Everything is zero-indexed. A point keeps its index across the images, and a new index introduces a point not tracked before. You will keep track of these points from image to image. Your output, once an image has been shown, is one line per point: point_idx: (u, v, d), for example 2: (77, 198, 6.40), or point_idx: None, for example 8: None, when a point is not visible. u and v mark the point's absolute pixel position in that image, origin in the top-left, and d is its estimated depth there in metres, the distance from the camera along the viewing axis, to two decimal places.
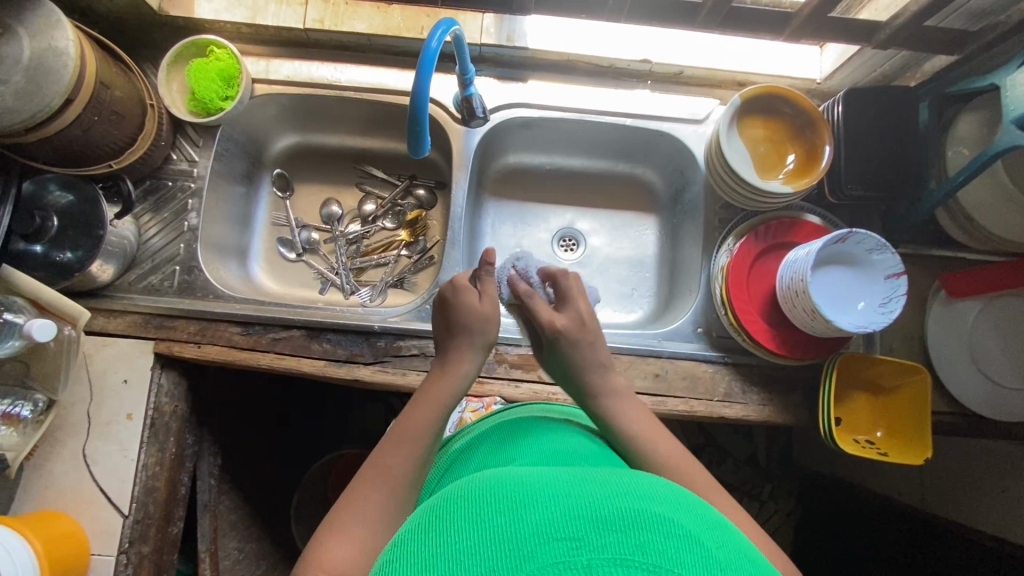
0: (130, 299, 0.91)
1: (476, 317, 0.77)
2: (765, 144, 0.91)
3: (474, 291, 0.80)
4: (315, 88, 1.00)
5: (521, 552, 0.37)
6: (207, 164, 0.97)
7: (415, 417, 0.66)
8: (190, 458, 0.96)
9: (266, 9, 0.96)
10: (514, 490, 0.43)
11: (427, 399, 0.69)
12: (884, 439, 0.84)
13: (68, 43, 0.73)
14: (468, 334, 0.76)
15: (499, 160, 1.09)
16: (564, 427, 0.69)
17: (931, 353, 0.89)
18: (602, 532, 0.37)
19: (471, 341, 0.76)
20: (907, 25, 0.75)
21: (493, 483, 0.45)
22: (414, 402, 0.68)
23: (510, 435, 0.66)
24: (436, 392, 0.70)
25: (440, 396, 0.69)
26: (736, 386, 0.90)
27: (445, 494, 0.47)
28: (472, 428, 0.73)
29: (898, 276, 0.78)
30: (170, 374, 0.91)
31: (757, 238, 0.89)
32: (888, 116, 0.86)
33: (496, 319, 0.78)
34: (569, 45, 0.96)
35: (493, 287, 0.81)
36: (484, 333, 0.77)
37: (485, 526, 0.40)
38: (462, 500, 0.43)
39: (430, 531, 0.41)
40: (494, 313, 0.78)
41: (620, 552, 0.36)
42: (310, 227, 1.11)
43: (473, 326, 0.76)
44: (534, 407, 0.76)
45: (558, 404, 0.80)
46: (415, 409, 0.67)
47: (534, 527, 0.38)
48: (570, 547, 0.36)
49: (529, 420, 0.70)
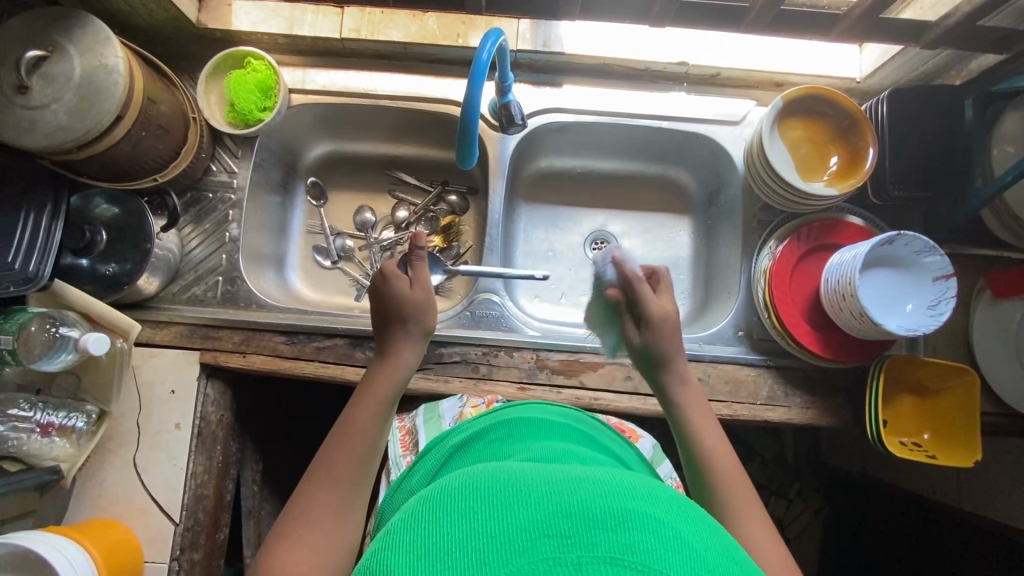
0: (176, 310, 0.93)
1: (410, 303, 0.73)
2: (806, 145, 0.90)
3: (403, 276, 0.76)
4: (352, 98, 1.00)
5: (513, 547, 0.37)
6: (247, 175, 0.98)
7: (361, 414, 0.64)
8: (234, 466, 0.97)
9: (303, 19, 0.97)
10: (505, 485, 0.42)
11: (369, 396, 0.66)
12: (931, 441, 0.84)
13: (118, 60, 0.74)
14: (401, 322, 0.73)
15: (532, 164, 1.09)
16: (567, 432, 0.68)
17: (977, 354, 0.88)
18: (592, 530, 0.37)
19: (406, 329, 0.72)
20: (959, 24, 0.74)
21: (485, 477, 0.44)
22: (357, 399, 0.66)
23: (511, 435, 0.65)
24: (377, 386, 0.67)
25: (382, 391, 0.67)
26: (779, 389, 0.90)
27: (438, 487, 0.47)
28: (472, 423, 0.71)
29: (948, 278, 0.77)
30: (215, 384, 0.92)
31: (799, 240, 0.89)
32: (933, 115, 0.85)
33: (432, 304, 0.75)
34: (604, 49, 0.96)
35: (426, 271, 0.77)
36: (422, 321, 0.74)
37: (476, 519, 0.40)
38: (452, 493, 0.43)
39: (421, 521, 0.41)
40: (426, 298, 0.75)
41: (610, 551, 0.36)
42: (345, 234, 1.11)
43: (406, 313, 0.73)
44: (547, 409, 0.75)
45: (565, 408, 0.78)
46: (360, 407, 0.65)
47: (527, 522, 0.38)
48: (561, 544, 0.36)
49: (567, 426, 0.70)
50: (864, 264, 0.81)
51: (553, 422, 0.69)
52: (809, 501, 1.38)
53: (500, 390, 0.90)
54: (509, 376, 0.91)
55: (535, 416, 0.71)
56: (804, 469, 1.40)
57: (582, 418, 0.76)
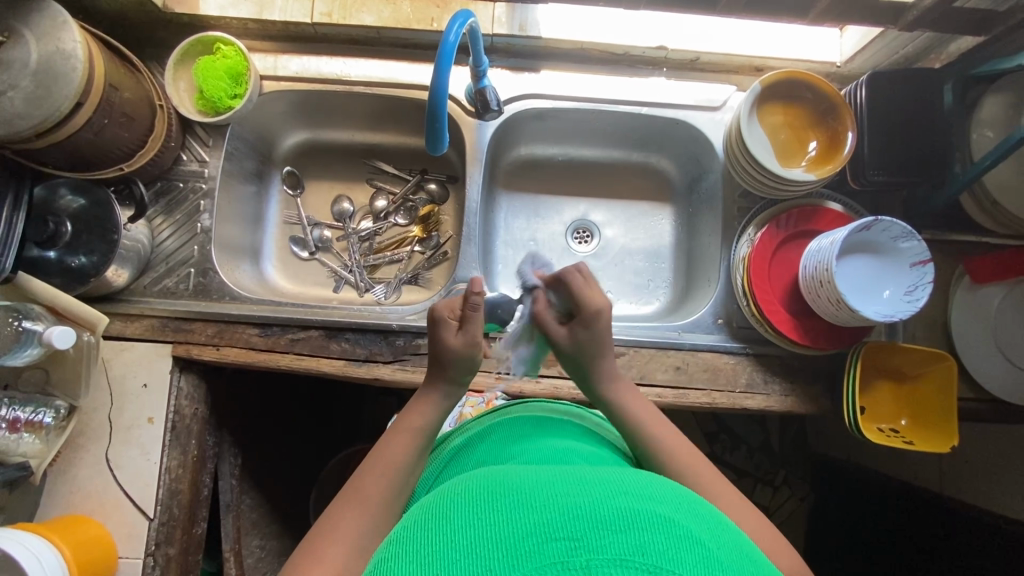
0: (147, 303, 0.91)
1: (448, 353, 0.69)
2: (785, 131, 0.90)
3: (452, 321, 0.70)
4: (325, 84, 0.98)
5: (519, 551, 0.36)
6: (218, 164, 0.96)
7: (391, 447, 0.63)
8: (211, 459, 0.96)
9: (273, 4, 0.94)
10: (509, 491, 0.42)
11: (399, 431, 0.65)
12: (909, 427, 0.84)
13: (76, 45, 0.71)
14: (439, 370, 0.70)
15: (511, 152, 1.07)
16: (565, 428, 0.68)
17: (955, 339, 0.88)
18: (601, 532, 0.36)
19: (443, 377, 0.70)
20: (935, 6, 0.73)
21: (488, 484, 0.43)
22: (388, 433, 0.66)
23: (511, 435, 0.64)
24: (407, 421, 0.67)
25: (412, 424, 0.66)
26: (759, 376, 0.89)
27: (442, 493, 0.46)
28: (473, 424, 0.71)
29: (924, 263, 0.76)
30: (189, 377, 0.90)
31: (778, 226, 0.88)
32: (914, 99, 0.84)
33: (473, 354, 0.69)
34: (582, 33, 0.94)
35: (480, 319, 0.70)
36: (455, 370, 0.69)
37: (481, 525, 0.39)
38: (457, 501, 0.42)
39: (426, 530, 0.40)
40: (471, 348, 0.69)
41: (619, 552, 0.35)
42: (322, 225, 1.10)
43: (448, 362, 0.69)
44: (540, 406, 0.74)
45: (559, 403, 0.78)
46: (391, 439, 0.64)
47: (533, 527, 0.37)
48: (568, 548, 0.35)
49: (566, 424, 0.69)
50: (841, 252, 0.81)
51: (552, 421, 0.69)
52: (794, 488, 1.38)
53: (479, 380, 0.89)
54: (487, 365, 0.90)
55: (532, 414, 0.70)
56: (789, 456, 1.41)
57: (579, 413, 0.75)
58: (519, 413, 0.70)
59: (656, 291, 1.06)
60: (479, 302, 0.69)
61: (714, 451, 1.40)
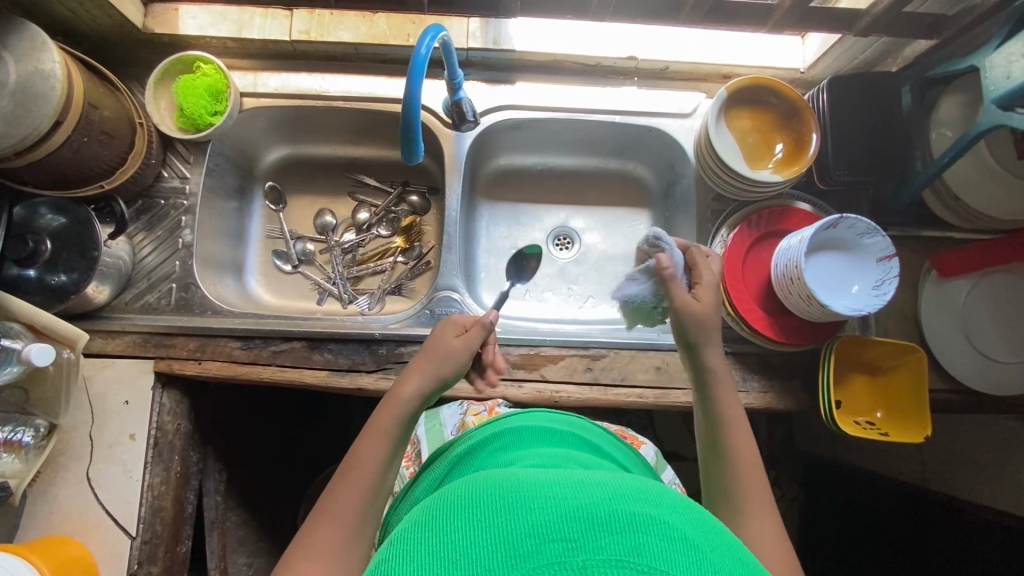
0: (128, 319, 0.91)
1: (443, 348, 0.70)
2: (753, 134, 0.92)
3: (454, 328, 0.73)
4: (304, 99, 0.99)
5: (518, 552, 0.37)
6: (199, 180, 0.97)
7: (365, 448, 0.63)
8: (195, 476, 0.96)
9: (251, 22, 0.95)
10: (511, 491, 0.42)
11: (374, 432, 0.64)
12: (884, 419, 0.86)
13: (54, 65, 0.73)
14: (428, 365, 0.69)
15: (491, 161, 1.10)
16: (567, 438, 0.68)
17: (925, 332, 0.91)
18: (598, 533, 0.37)
19: (429, 372, 0.69)
20: (888, 11, 0.75)
21: (490, 484, 0.44)
22: (361, 435, 0.65)
23: (511, 444, 0.65)
24: (381, 419, 0.65)
25: (384, 424, 0.65)
26: (737, 374, 0.91)
27: (443, 495, 0.46)
28: (475, 433, 0.72)
29: (890, 259, 0.79)
30: (171, 394, 0.90)
31: (750, 227, 0.91)
32: (875, 101, 0.88)
33: (461, 357, 0.70)
34: (554, 46, 0.96)
35: (478, 331, 0.73)
36: (442, 366, 0.69)
37: (482, 524, 0.40)
38: (459, 501, 0.43)
39: (429, 528, 0.41)
40: (469, 356, 0.72)
41: (616, 554, 0.36)
42: (305, 238, 1.11)
43: (438, 357, 0.70)
44: (548, 417, 0.74)
45: (567, 415, 0.78)
46: (365, 441, 0.63)
47: (533, 527, 0.38)
48: (566, 548, 0.36)
49: (569, 433, 0.69)
50: (814, 248, 0.82)
51: (555, 430, 0.68)
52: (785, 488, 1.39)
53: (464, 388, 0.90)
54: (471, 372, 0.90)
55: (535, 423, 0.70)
56: (779, 457, 1.42)
57: (584, 425, 0.76)
58: (524, 423, 0.70)
59: None
60: (490, 327, 0.74)
61: None
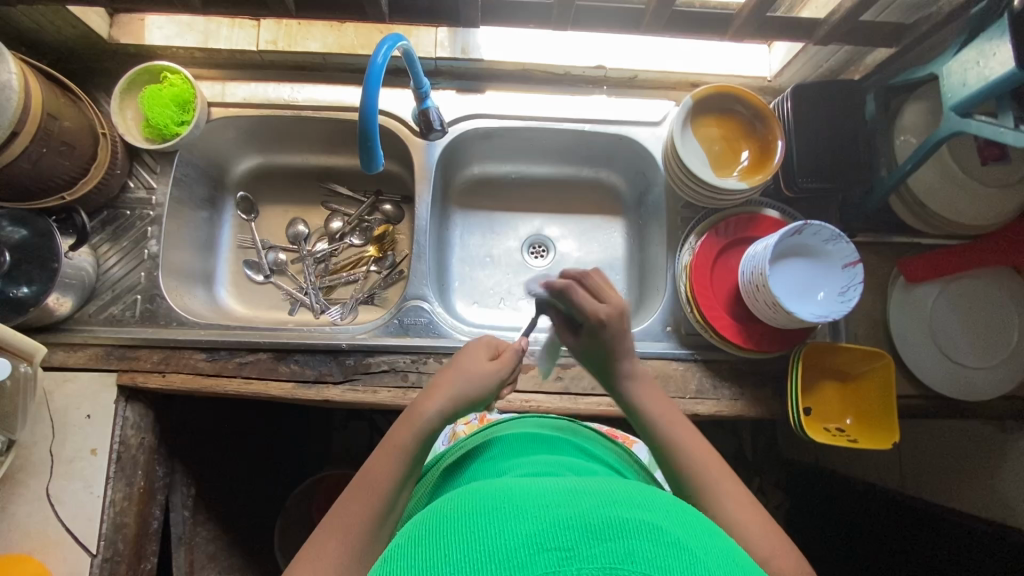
0: (91, 332, 0.90)
1: (475, 367, 0.71)
2: (719, 142, 0.92)
3: (486, 351, 0.75)
4: (272, 109, 0.99)
5: (511, 564, 0.36)
6: (166, 191, 0.96)
7: (379, 465, 0.62)
8: (161, 491, 0.94)
9: (218, 32, 0.95)
10: (502, 504, 0.41)
11: (392, 446, 0.63)
12: (854, 425, 0.85)
13: (11, 76, 0.72)
14: (456, 384, 0.69)
15: (465, 170, 1.09)
16: (558, 444, 0.67)
17: (895, 338, 0.91)
18: (591, 542, 0.37)
19: (457, 390, 0.69)
20: (844, 19, 0.75)
21: (479, 498, 0.43)
22: (376, 451, 0.64)
23: (501, 454, 0.64)
24: (403, 433, 0.64)
25: (402, 439, 0.64)
26: (707, 382, 0.90)
27: (431, 513, 0.45)
28: (464, 445, 0.72)
29: (853, 265, 0.79)
30: (136, 407, 0.89)
31: (717, 235, 0.90)
32: (840, 109, 0.88)
33: (490, 379, 0.71)
34: (523, 55, 0.97)
35: (509, 355, 0.74)
36: (472, 385, 0.69)
37: (473, 537, 0.38)
38: (449, 515, 0.42)
39: (418, 545, 0.39)
40: (498, 380, 0.72)
41: (610, 561, 0.35)
42: (277, 248, 1.10)
43: (470, 375, 0.70)
44: (538, 423, 0.74)
45: (550, 419, 0.77)
46: (379, 458, 0.62)
47: (524, 539, 0.37)
48: (560, 558, 0.36)
49: (560, 439, 0.68)
50: (789, 254, 0.82)
51: (546, 437, 0.68)
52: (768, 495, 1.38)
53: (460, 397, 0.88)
54: None
55: (525, 430, 0.70)
56: (761, 464, 1.41)
57: (574, 429, 0.75)
58: (513, 431, 0.70)
59: None
60: (518, 355, 0.76)
61: None
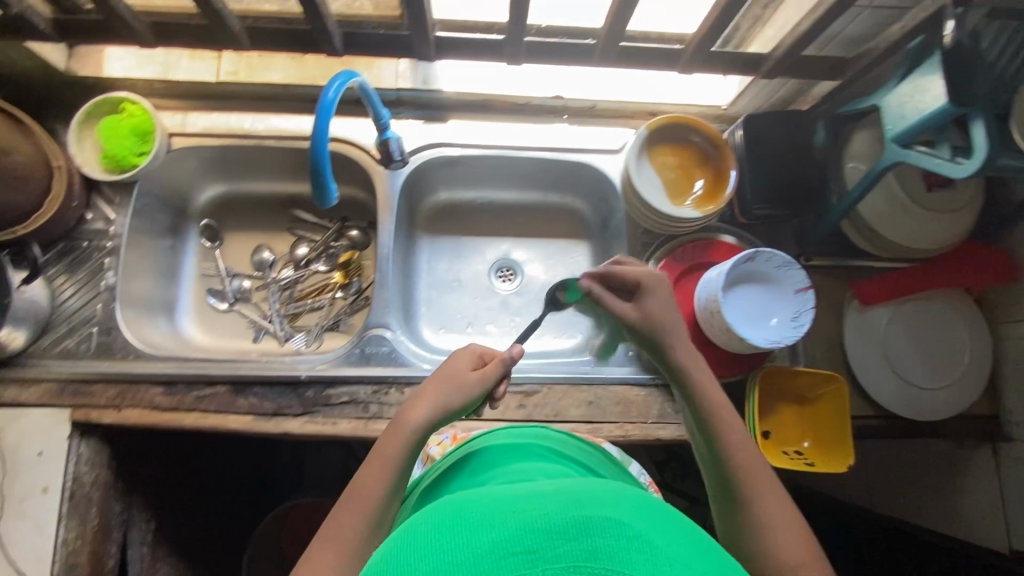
0: (45, 366, 0.88)
1: (458, 376, 0.68)
2: (675, 171, 0.94)
3: (473, 358, 0.72)
4: (234, 138, 0.99)
5: (480, 568, 0.36)
6: (124, 221, 0.95)
7: (369, 480, 0.61)
8: (117, 528, 0.92)
9: (177, 64, 0.99)
10: (471, 509, 0.42)
11: (378, 459, 0.63)
12: (811, 449, 0.86)
13: None
14: (442, 393, 0.67)
15: (430, 196, 1.10)
16: (535, 450, 0.67)
17: (851, 361, 0.93)
18: (558, 540, 0.37)
19: (440, 400, 0.66)
20: (787, 55, 0.78)
21: (450, 505, 0.43)
22: (365, 462, 0.63)
23: (477, 467, 0.64)
24: (387, 444, 0.63)
25: (391, 452, 0.63)
26: (669, 407, 0.91)
27: (403, 524, 0.45)
28: (444, 461, 0.72)
29: (805, 291, 0.81)
30: (90, 443, 0.87)
31: (674, 260, 0.93)
32: (790, 139, 0.90)
33: (472, 388, 0.68)
34: (482, 87, 1.01)
35: (496, 362, 0.71)
36: (454, 394, 0.67)
37: (442, 546, 0.38)
38: (420, 524, 0.42)
39: (388, 558, 0.39)
40: (482, 390, 0.69)
41: (575, 559, 0.36)
42: (242, 276, 1.09)
43: (452, 385, 0.68)
44: (521, 432, 0.74)
45: (528, 425, 0.78)
46: (368, 471, 0.62)
47: (492, 543, 0.38)
48: (526, 560, 0.36)
49: (538, 446, 0.69)
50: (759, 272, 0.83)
51: (524, 445, 0.68)
52: None
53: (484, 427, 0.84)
54: None
55: (506, 441, 0.69)
56: None
57: (551, 434, 0.75)
58: (496, 443, 0.70)
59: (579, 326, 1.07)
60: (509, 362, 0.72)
61: (665, 478, 1.33)
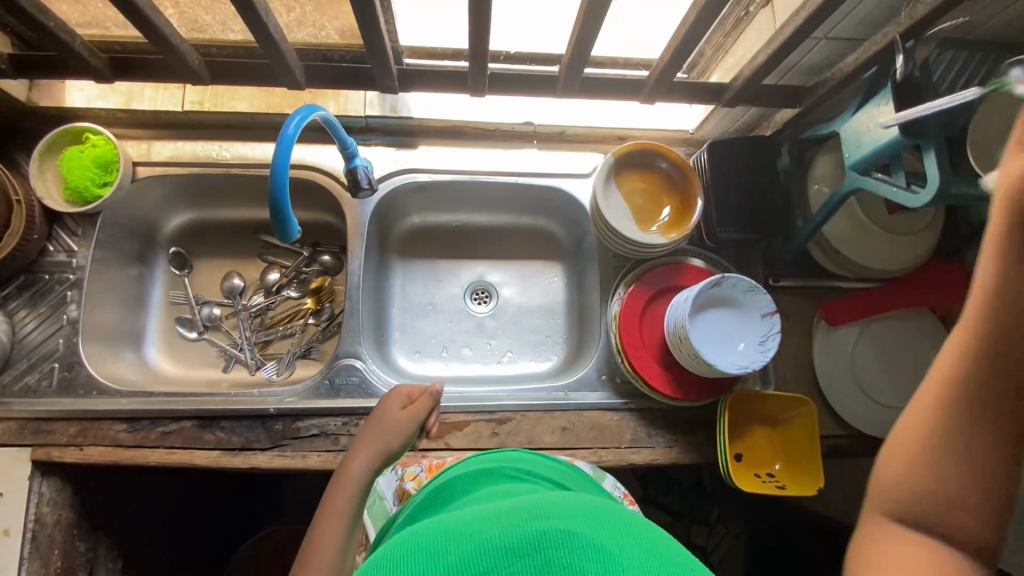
0: (5, 405, 0.86)
1: (390, 420, 0.78)
2: (642, 196, 0.95)
3: (401, 399, 0.81)
4: (201, 167, 0.98)
5: None
6: (88, 253, 0.93)
7: (324, 535, 0.66)
8: (82, 568, 0.89)
9: (141, 94, 0.96)
10: (431, 537, 0.43)
11: (329, 515, 0.67)
12: (783, 471, 0.87)
13: None
14: (378, 440, 0.76)
15: (403, 220, 1.09)
16: (507, 471, 0.66)
17: (821, 381, 0.94)
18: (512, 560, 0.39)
19: (377, 446, 0.75)
20: (746, 85, 0.80)
21: (412, 536, 0.44)
22: (317, 520, 0.68)
23: (449, 493, 0.63)
24: (334, 500, 0.69)
25: (341, 505, 0.69)
26: (642, 430, 0.91)
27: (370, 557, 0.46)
28: (410, 499, 0.71)
29: (772, 315, 0.82)
30: (52, 482, 0.85)
31: (647, 283, 0.93)
32: (755, 163, 0.91)
33: (404, 429, 0.77)
34: (452, 113, 1.00)
35: (423, 399, 0.80)
36: (389, 439, 0.76)
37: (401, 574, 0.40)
38: (384, 555, 0.43)
39: None
40: (414, 425, 0.79)
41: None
42: (211, 303, 1.08)
43: (385, 429, 0.77)
44: (485, 456, 0.74)
45: (496, 450, 0.77)
46: (322, 526, 0.66)
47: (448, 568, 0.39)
48: None
49: (506, 466, 0.68)
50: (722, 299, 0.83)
51: (491, 468, 0.67)
52: None
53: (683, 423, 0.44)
54: None
55: (471, 467, 0.69)
56: None
57: (522, 456, 0.75)
58: (460, 470, 0.70)
59: (551, 349, 1.08)
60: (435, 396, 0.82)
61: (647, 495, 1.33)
